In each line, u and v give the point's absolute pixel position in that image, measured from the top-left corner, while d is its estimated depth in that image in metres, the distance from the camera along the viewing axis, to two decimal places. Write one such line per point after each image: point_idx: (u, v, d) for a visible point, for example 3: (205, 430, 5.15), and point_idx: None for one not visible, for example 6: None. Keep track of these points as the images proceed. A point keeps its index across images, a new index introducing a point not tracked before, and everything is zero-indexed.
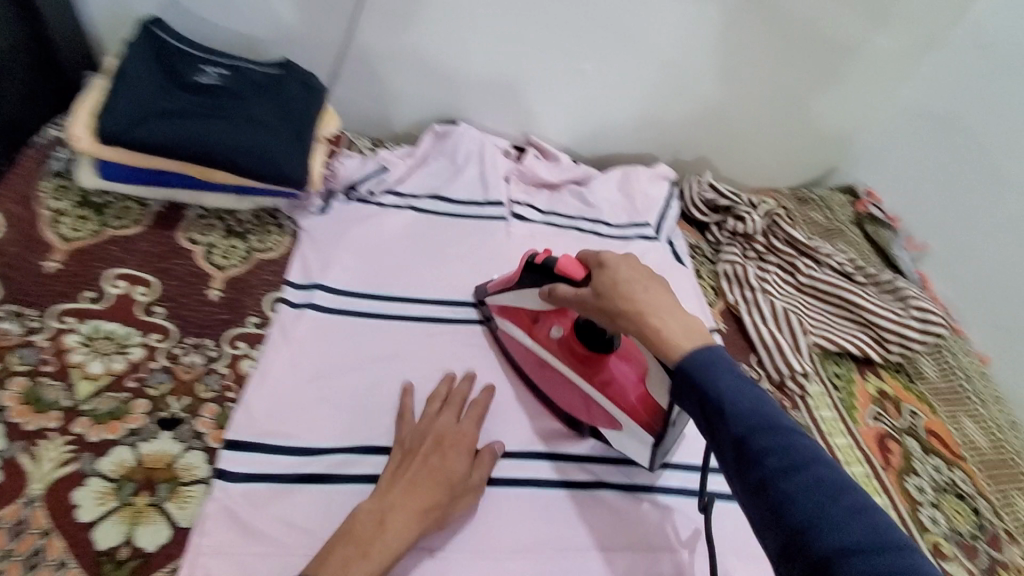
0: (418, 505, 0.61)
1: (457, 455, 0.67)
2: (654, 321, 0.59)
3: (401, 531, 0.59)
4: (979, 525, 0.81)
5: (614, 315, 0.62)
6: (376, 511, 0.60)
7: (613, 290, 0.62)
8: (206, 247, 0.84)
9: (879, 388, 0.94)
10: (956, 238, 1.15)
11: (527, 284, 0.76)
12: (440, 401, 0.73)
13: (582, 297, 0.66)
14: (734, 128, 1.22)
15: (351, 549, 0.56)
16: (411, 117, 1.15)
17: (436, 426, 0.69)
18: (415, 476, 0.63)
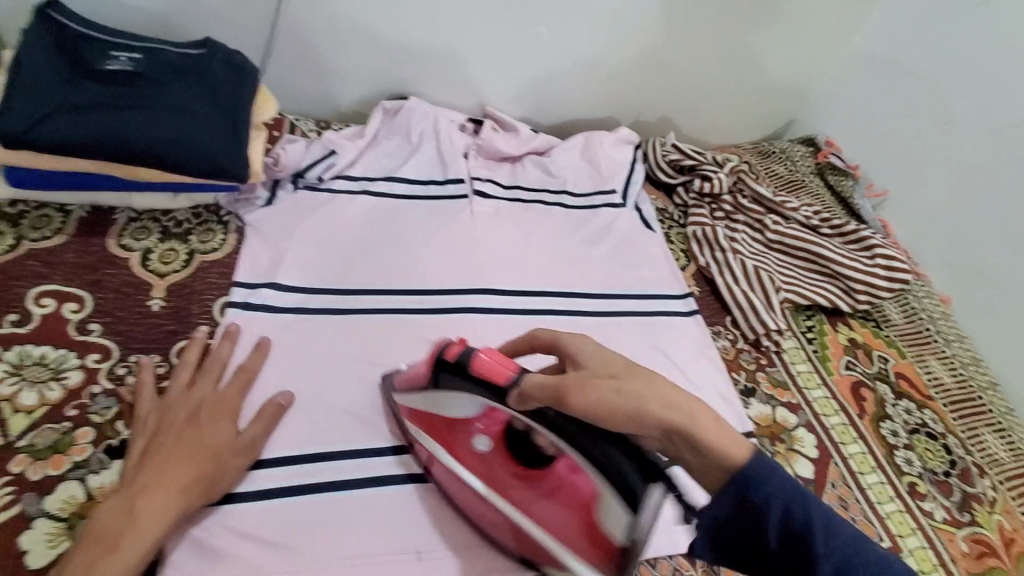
0: (178, 481, 0.57)
1: (221, 418, 0.64)
2: (688, 403, 0.51)
3: (158, 514, 0.55)
4: (951, 461, 0.83)
5: (641, 402, 0.49)
6: (123, 501, 0.55)
7: (630, 377, 0.51)
8: (142, 253, 0.77)
9: (850, 337, 0.95)
10: (912, 182, 1.16)
11: (464, 388, 0.59)
12: (191, 371, 0.67)
13: (583, 386, 0.51)
14: (694, 86, 1.20)
15: (106, 551, 0.52)
16: (358, 95, 1.08)
17: (190, 400, 0.64)
18: (169, 453, 0.59)
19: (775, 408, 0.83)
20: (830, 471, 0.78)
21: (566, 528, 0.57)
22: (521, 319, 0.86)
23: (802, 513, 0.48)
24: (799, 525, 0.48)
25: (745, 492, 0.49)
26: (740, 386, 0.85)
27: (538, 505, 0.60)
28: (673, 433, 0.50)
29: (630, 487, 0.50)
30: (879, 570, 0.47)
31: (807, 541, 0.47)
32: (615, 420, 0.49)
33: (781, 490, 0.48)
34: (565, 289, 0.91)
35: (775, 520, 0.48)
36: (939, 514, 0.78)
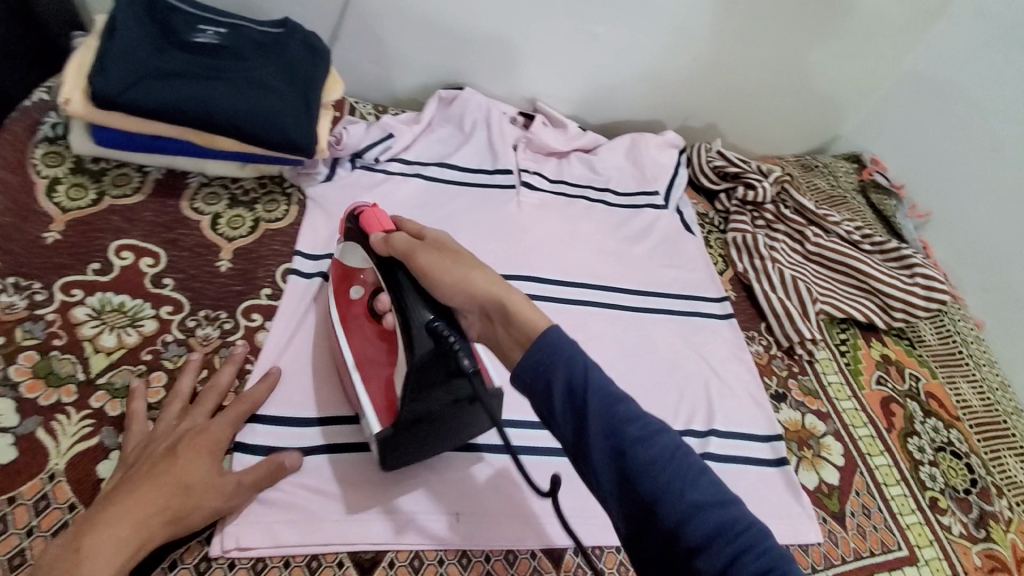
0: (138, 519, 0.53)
1: (199, 452, 0.59)
2: (506, 291, 0.56)
3: (110, 554, 0.51)
4: (972, 479, 0.84)
5: (462, 277, 0.57)
6: (72, 540, 0.51)
7: (466, 258, 0.59)
8: (212, 217, 0.82)
9: (882, 352, 0.96)
10: (956, 203, 1.16)
11: (351, 239, 0.68)
12: (181, 402, 0.64)
13: (426, 251, 0.60)
14: (743, 94, 1.21)
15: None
16: (416, 83, 1.12)
17: (168, 433, 0.60)
18: (133, 486, 0.54)
19: (804, 415, 0.85)
20: (854, 479, 0.79)
21: (374, 381, 0.65)
22: (559, 308, 0.89)
23: (584, 377, 0.49)
24: (578, 389, 0.49)
25: (531, 352, 0.51)
26: (771, 391, 0.87)
27: (365, 359, 0.68)
28: (486, 308, 0.56)
29: (423, 343, 0.58)
30: (652, 436, 0.47)
31: (585, 405, 0.48)
32: (438, 279, 0.58)
33: (562, 355, 0.50)
34: (606, 283, 0.93)
35: (559, 386, 0.49)
36: (957, 528, 0.79)
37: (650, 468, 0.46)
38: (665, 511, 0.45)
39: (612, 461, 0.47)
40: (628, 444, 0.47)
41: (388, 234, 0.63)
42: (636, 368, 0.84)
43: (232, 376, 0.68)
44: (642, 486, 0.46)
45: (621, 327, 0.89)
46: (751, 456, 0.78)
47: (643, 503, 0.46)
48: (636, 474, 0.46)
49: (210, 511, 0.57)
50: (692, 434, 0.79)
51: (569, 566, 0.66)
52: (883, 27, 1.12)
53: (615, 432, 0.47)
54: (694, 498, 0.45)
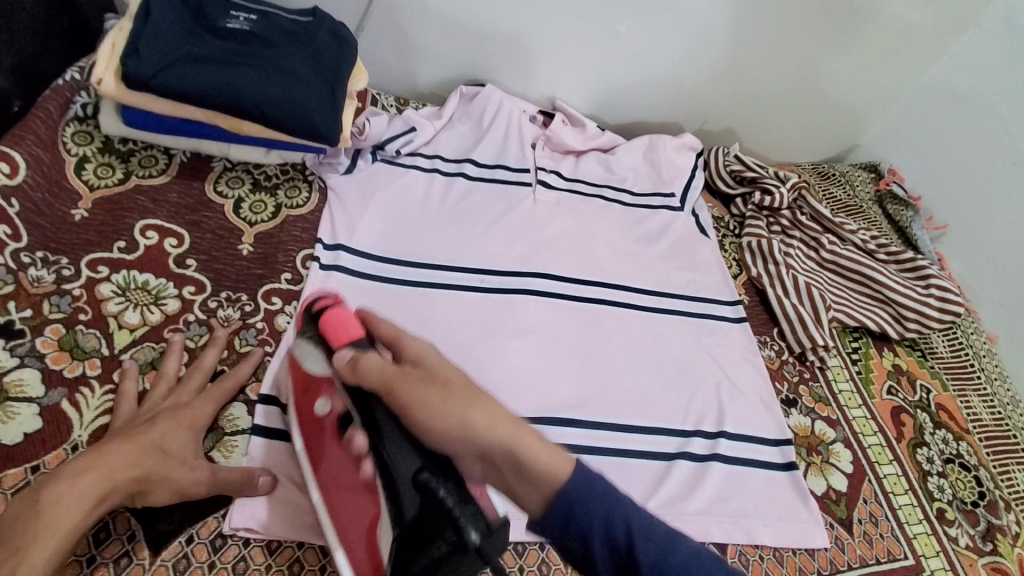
0: (102, 476, 0.52)
1: (177, 422, 0.59)
2: (516, 436, 0.49)
3: (69, 506, 0.49)
4: (980, 492, 0.84)
5: (461, 423, 0.49)
6: (33, 492, 0.50)
7: (458, 391, 0.51)
8: (235, 201, 0.83)
9: (894, 363, 0.96)
10: (974, 217, 1.16)
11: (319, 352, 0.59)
12: (168, 381, 0.64)
13: (411, 381, 0.51)
14: (762, 100, 1.21)
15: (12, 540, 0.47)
16: (438, 77, 1.12)
17: (148, 407, 0.61)
18: (103, 445, 0.54)
19: (814, 421, 0.85)
20: (863, 487, 0.80)
21: (359, 536, 0.54)
22: (573, 305, 0.89)
23: (624, 528, 0.47)
24: (622, 543, 0.47)
25: (562, 510, 0.47)
26: (782, 396, 0.87)
27: (347, 503, 0.57)
28: (494, 458, 0.49)
29: (411, 500, 0.48)
30: (694, 562, 0.48)
31: (632, 555, 0.46)
32: (427, 422, 0.50)
33: (595, 504, 0.47)
34: (620, 281, 0.94)
35: (600, 541, 0.47)
36: (963, 540, 0.79)
37: None
38: None
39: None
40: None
41: (355, 354, 0.54)
42: (648, 368, 0.85)
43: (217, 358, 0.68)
44: None
45: (634, 326, 0.89)
46: (759, 459, 0.79)
47: None
48: None
49: (178, 485, 0.56)
50: (701, 434, 0.79)
51: None
52: (906, 37, 1.12)
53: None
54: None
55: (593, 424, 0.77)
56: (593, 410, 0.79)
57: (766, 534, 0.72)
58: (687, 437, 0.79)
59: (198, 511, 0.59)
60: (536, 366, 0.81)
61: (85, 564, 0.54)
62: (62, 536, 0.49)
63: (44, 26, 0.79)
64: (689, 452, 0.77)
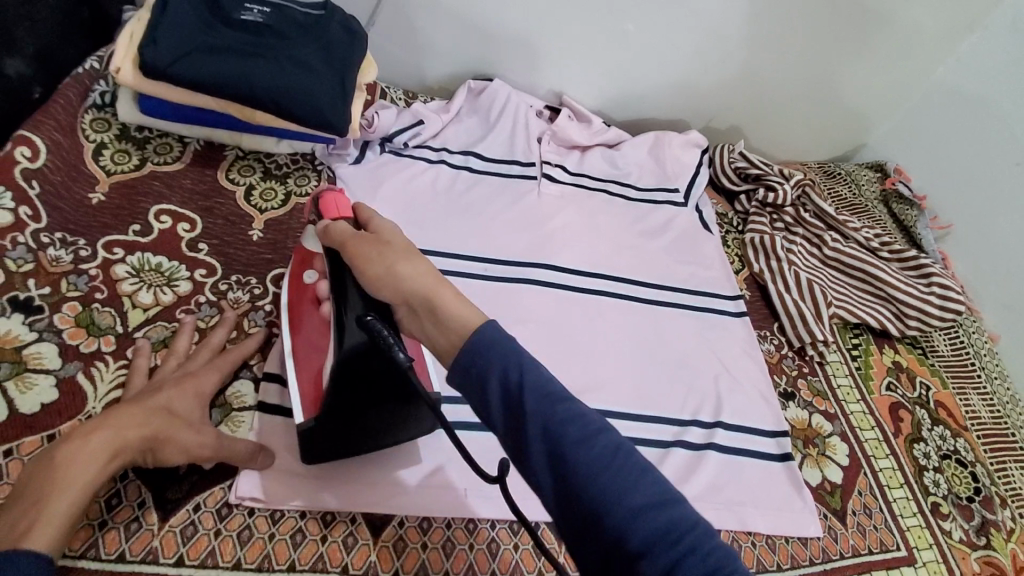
0: (112, 436, 0.54)
1: (183, 391, 0.61)
2: (436, 290, 0.51)
3: (83, 463, 0.52)
4: (976, 488, 0.84)
5: (390, 271, 0.52)
6: (50, 452, 0.52)
7: (399, 249, 0.54)
8: (246, 188, 0.85)
9: (894, 360, 0.96)
10: (980, 217, 1.16)
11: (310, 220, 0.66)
12: (179, 358, 0.66)
13: (362, 243, 0.55)
14: (769, 98, 1.21)
15: (31, 499, 0.49)
16: (447, 72, 1.14)
17: (154, 377, 0.63)
18: (116, 409, 0.56)
19: (811, 414, 0.86)
20: (858, 479, 0.80)
21: (306, 369, 0.63)
22: (574, 297, 0.90)
23: (519, 379, 0.45)
24: (516, 391, 0.45)
25: (462, 354, 0.47)
26: (780, 389, 0.88)
27: (303, 348, 0.64)
28: (414, 307, 0.52)
29: (354, 334, 0.56)
30: (594, 440, 0.44)
31: (523, 408, 0.45)
32: (368, 274, 0.54)
33: (496, 350, 0.46)
34: (621, 275, 0.95)
35: (494, 383, 0.46)
36: (957, 533, 0.79)
37: (594, 470, 0.42)
38: (608, 517, 0.41)
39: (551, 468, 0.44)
40: (567, 451, 0.43)
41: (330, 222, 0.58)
42: (648, 359, 0.86)
43: (225, 337, 0.70)
44: (583, 488, 0.42)
45: (635, 318, 0.90)
46: (755, 449, 0.79)
47: (585, 507, 0.42)
48: (578, 477, 0.42)
49: (187, 447, 0.58)
50: (698, 424, 0.80)
51: None
52: (915, 37, 1.13)
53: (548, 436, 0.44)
54: (652, 516, 0.41)
55: (591, 412, 0.79)
56: (591, 398, 0.80)
57: (760, 522, 0.73)
58: (684, 426, 0.80)
59: (205, 482, 0.61)
60: (536, 355, 0.83)
61: (96, 528, 0.56)
62: (78, 492, 0.51)
63: (66, 16, 0.82)
64: (686, 441, 0.78)
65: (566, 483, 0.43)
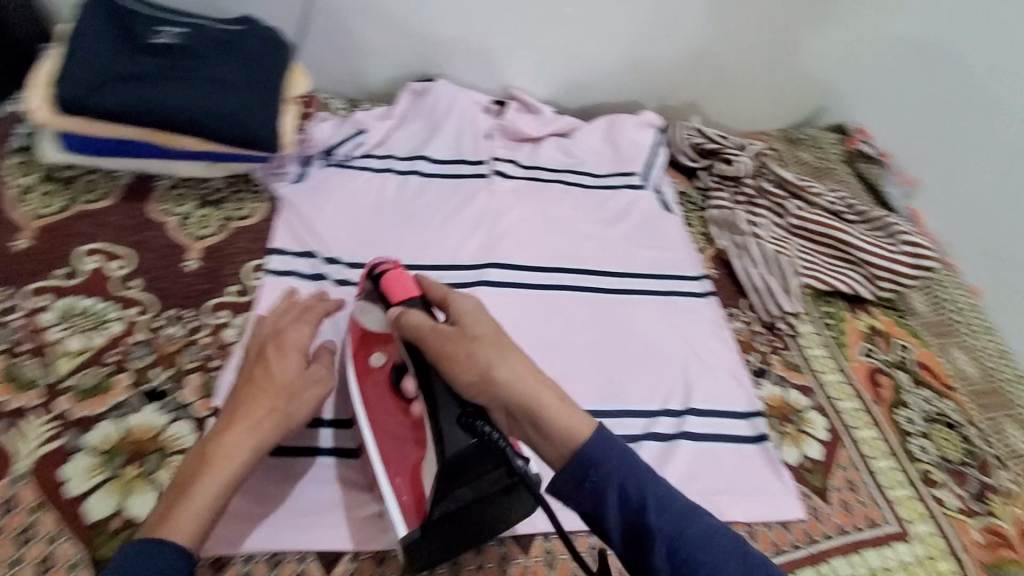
0: (250, 420, 0.58)
1: (289, 357, 0.63)
2: (539, 404, 0.56)
3: (232, 450, 0.56)
4: (968, 451, 0.81)
5: (488, 376, 0.56)
6: (202, 445, 0.57)
7: (493, 343, 0.57)
8: (181, 218, 0.82)
9: (869, 324, 0.93)
10: (945, 169, 1.14)
11: (376, 302, 0.66)
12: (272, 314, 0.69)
13: (446, 339, 0.57)
14: (723, 70, 1.18)
15: (191, 481, 0.55)
16: (388, 75, 1.10)
17: (258, 345, 0.65)
18: (240, 395, 0.60)
19: (786, 390, 0.83)
20: (839, 454, 0.78)
21: (401, 467, 0.61)
22: (534, 295, 0.88)
23: (637, 494, 0.52)
24: (633, 505, 0.52)
25: (579, 473, 0.54)
26: (751, 367, 0.85)
27: (387, 436, 0.64)
28: (514, 409, 0.56)
29: (455, 439, 0.55)
30: (713, 545, 0.52)
31: (643, 521, 0.52)
32: (460, 375, 0.56)
33: (614, 466, 0.54)
34: (580, 266, 0.92)
35: (613, 499, 0.53)
36: (952, 502, 0.76)
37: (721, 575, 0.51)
38: None
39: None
40: (691, 567, 0.51)
41: (403, 310, 0.60)
42: (613, 352, 0.83)
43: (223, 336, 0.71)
44: None
45: (598, 309, 0.88)
46: (727, 435, 0.77)
47: None
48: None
49: (315, 400, 0.63)
50: (668, 413, 0.78)
51: (538, 551, 0.66)
52: None
53: (671, 553, 0.51)
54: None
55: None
56: None
57: (736, 510, 0.71)
58: (654, 417, 0.77)
59: None
60: None
61: None
62: (230, 476, 0.56)
63: None
64: (655, 433, 0.76)
65: None
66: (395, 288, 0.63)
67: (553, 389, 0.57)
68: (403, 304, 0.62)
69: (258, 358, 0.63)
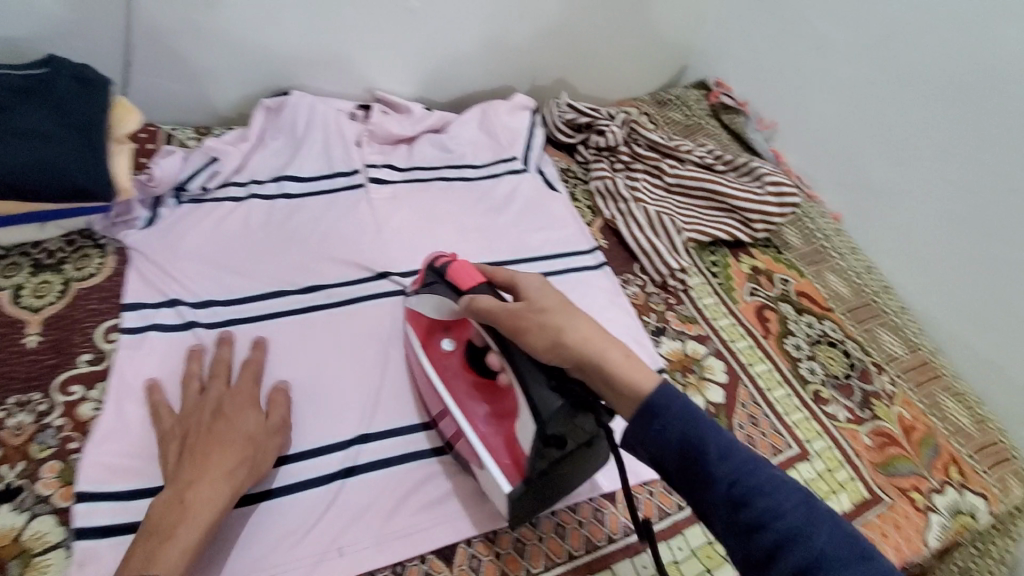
0: (222, 468, 0.59)
1: (242, 410, 0.65)
2: (605, 356, 0.58)
3: (207, 499, 0.57)
4: (851, 364, 0.88)
5: (559, 340, 0.58)
6: (173, 497, 0.57)
7: (559, 311, 0.60)
8: (13, 289, 0.74)
9: (752, 265, 0.99)
10: (794, 109, 1.20)
11: (437, 290, 0.68)
12: (202, 378, 0.69)
13: (517, 314, 0.60)
14: (584, 44, 1.20)
15: (166, 534, 0.54)
16: (239, 95, 1.04)
17: (210, 397, 0.66)
18: (202, 445, 0.60)
19: (685, 343, 0.87)
20: (739, 393, 0.82)
21: (495, 439, 0.65)
22: None
23: (701, 444, 0.52)
24: (695, 453, 0.52)
25: (646, 419, 0.54)
26: (650, 328, 0.88)
27: (473, 411, 0.67)
28: (585, 367, 0.58)
29: (550, 402, 0.58)
30: (790, 504, 0.49)
31: (707, 470, 0.51)
32: (533, 341, 0.59)
33: (677, 414, 0.53)
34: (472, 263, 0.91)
35: (675, 444, 0.53)
36: (842, 415, 0.82)
37: (799, 537, 0.48)
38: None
39: (735, 533, 0.50)
40: (756, 518, 0.49)
41: (474, 295, 0.63)
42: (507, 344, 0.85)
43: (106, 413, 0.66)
44: (786, 557, 0.47)
45: None
46: None
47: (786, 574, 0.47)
48: (774, 542, 0.48)
49: (273, 450, 0.65)
50: None
51: (462, 559, 0.66)
52: None
53: (730, 499, 0.50)
54: (815, 544, 0.47)
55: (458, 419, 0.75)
56: None
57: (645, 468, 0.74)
58: None
59: None
60: (396, 368, 0.78)
61: None
62: (207, 523, 0.56)
63: None
64: None
65: (766, 551, 0.48)
66: (459, 275, 0.66)
67: (621, 348, 0.59)
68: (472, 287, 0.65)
69: (213, 412, 0.64)
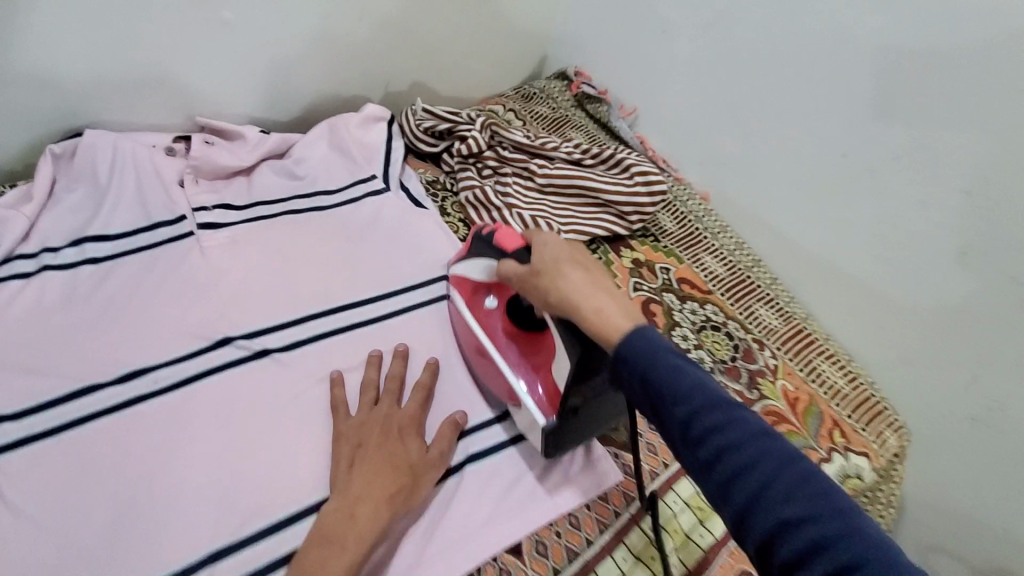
0: (385, 492, 0.60)
1: (410, 439, 0.66)
2: (581, 309, 0.55)
3: (371, 520, 0.58)
4: (734, 346, 0.90)
5: (547, 299, 0.59)
6: (343, 507, 0.59)
7: (550, 270, 0.60)
8: None
9: (633, 258, 0.98)
10: (650, 95, 1.20)
11: (478, 255, 0.75)
12: (374, 390, 0.71)
13: (522, 279, 0.63)
14: (432, 42, 1.11)
15: (335, 545, 0.56)
16: (16, 145, 0.84)
17: (376, 418, 0.67)
18: (372, 462, 0.62)
19: None
20: None
21: (531, 379, 0.68)
22: (295, 355, 0.75)
23: (661, 387, 0.47)
24: (656, 399, 0.47)
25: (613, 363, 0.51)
26: None
27: (512, 359, 0.70)
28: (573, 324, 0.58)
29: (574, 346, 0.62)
30: (764, 455, 0.43)
31: (671, 415, 0.46)
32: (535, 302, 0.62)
33: (648, 355, 0.49)
34: (334, 304, 0.81)
35: (637, 389, 0.49)
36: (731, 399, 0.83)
37: (767, 492, 0.42)
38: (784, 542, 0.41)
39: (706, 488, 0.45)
40: (722, 468, 0.44)
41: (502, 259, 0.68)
42: (410, 367, 0.76)
43: None
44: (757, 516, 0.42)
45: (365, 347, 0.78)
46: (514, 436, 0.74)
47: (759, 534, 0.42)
48: (743, 496, 0.43)
49: (433, 476, 0.65)
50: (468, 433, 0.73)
51: None
52: None
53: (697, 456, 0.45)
54: (789, 500, 0.41)
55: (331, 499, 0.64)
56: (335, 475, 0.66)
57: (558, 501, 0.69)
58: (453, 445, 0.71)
59: None
60: (250, 454, 0.66)
61: None
62: (364, 546, 0.57)
63: None
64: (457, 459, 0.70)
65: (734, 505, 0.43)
66: (501, 241, 0.71)
67: (611, 296, 0.55)
68: (500, 253, 0.71)
69: (382, 423, 0.66)
